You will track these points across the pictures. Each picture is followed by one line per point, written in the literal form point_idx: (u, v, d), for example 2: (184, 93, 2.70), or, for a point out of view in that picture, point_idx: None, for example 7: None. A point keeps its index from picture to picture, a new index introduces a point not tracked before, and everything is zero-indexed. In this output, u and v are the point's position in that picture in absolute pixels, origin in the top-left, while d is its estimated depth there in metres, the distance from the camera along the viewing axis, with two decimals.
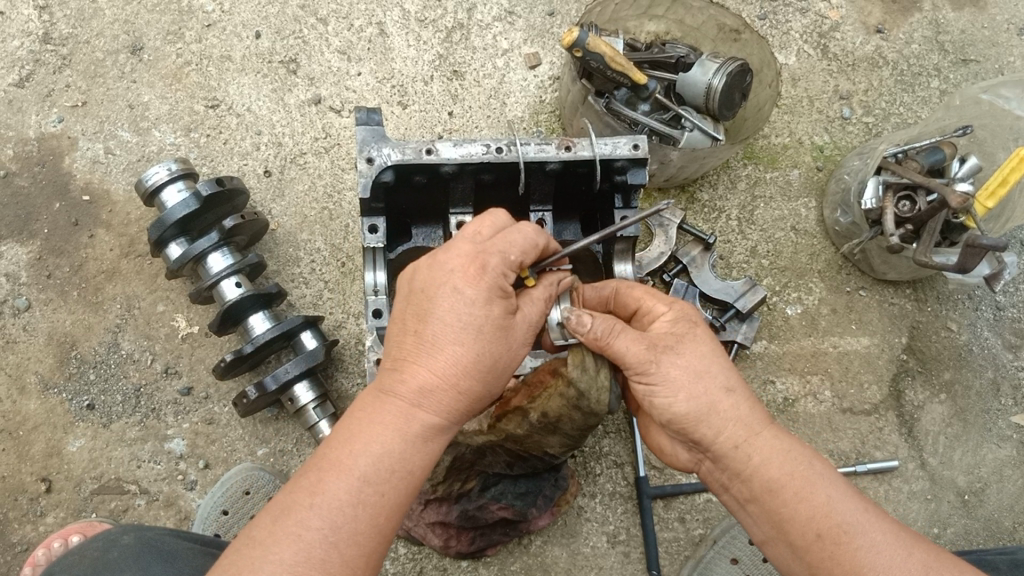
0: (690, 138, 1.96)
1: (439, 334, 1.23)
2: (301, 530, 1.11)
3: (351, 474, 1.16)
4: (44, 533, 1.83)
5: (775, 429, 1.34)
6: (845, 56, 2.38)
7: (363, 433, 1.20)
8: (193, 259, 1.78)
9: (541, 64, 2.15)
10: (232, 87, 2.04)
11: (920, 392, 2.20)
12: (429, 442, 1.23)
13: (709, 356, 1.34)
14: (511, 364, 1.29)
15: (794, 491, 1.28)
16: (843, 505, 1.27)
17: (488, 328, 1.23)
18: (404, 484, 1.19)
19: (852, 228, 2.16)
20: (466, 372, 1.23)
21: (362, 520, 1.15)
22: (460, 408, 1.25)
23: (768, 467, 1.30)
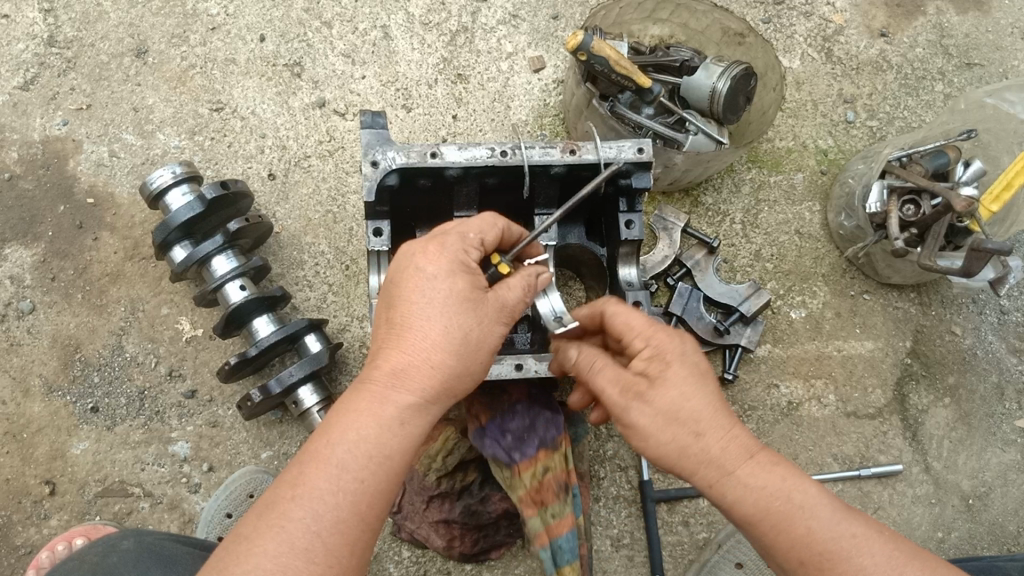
0: (694, 142, 1.96)
1: (407, 314, 1.20)
2: (281, 523, 1.07)
3: (329, 462, 1.11)
4: (48, 536, 1.83)
5: (755, 459, 1.26)
6: (849, 59, 2.38)
7: (340, 421, 1.15)
8: (197, 262, 1.78)
9: (545, 68, 2.15)
10: (237, 90, 2.04)
11: (924, 396, 2.20)
12: (411, 425, 1.17)
13: (688, 384, 1.28)
14: (490, 343, 1.23)
15: (792, 519, 1.21)
16: (856, 536, 1.19)
17: (456, 301, 1.20)
18: (385, 469, 1.13)
19: (856, 232, 2.16)
20: (439, 347, 1.18)
21: (343, 509, 1.10)
22: (440, 386, 1.19)
23: (766, 501, 1.23)
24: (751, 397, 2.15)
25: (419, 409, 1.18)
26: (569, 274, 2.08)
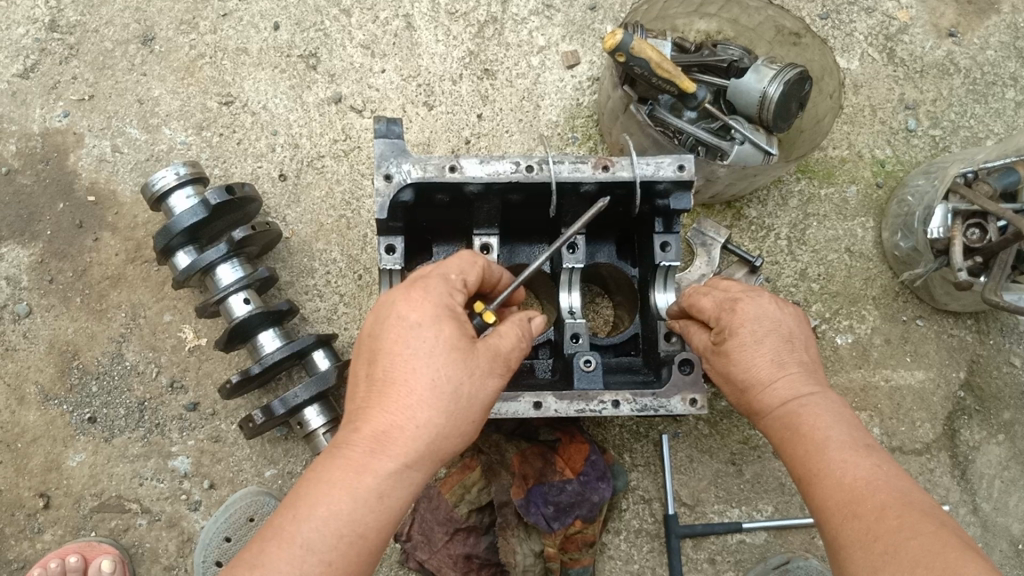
0: (740, 152, 1.79)
1: (390, 369, 1.15)
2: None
3: (297, 542, 1.07)
4: (41, 551, 1.80)
5: (807, 397, 1.30)
6: (913, 61, 2.18)
7: (314, 492, 1.11)
8: (201, 270, 1.68)
9: (580, 64, 1.99)
10: (248, 82, 1.93)
11: (976, 432, 2.04)
12: (389, 495, 1.12)
13: (750, 326, 1.34)
14: (481, 399, 1.18)
15: (801, 442, 1.26)
16: (852, 465, 1.20)
17: (444, 352, 1.15)
18: (354, 548, 1.09)
19: (912, 255, 1.99)
20: (424, 407, 1.13)
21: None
22: (424, 451, 1.14)
23: (791, 424, 1.29)
24: None
25: (400, 478, 1.13)
26: (597, 289, 1.94)
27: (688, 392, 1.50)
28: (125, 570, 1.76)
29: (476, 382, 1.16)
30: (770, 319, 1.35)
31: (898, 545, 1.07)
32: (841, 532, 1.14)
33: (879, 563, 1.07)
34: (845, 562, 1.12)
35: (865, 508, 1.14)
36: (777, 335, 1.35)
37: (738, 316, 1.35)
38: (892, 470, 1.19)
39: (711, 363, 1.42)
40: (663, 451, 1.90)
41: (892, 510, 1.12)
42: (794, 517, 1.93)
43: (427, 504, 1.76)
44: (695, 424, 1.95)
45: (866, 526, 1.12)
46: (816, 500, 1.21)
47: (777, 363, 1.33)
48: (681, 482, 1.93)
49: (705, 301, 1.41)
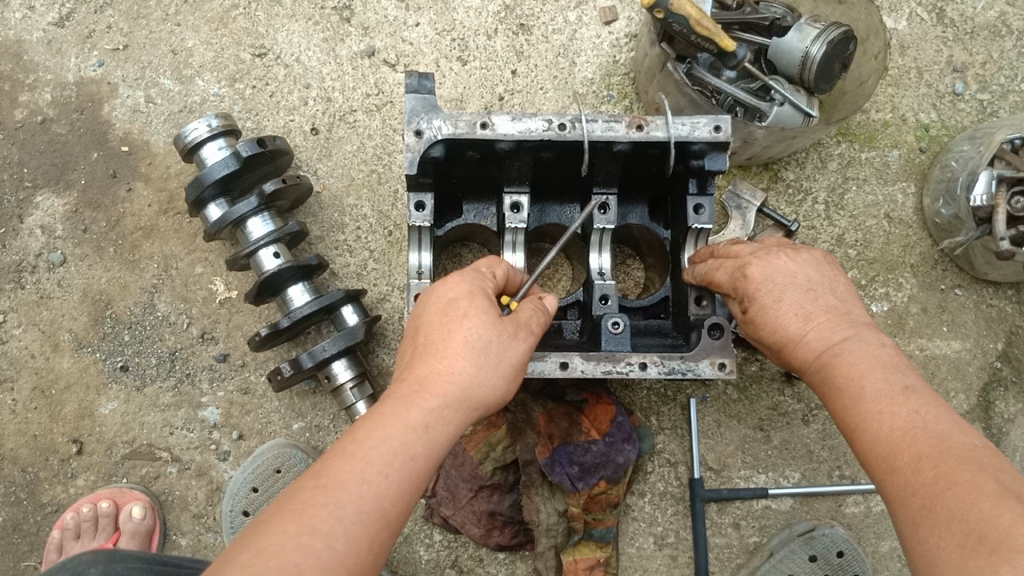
0: (779, 114, 1.76)
1: (431, 325, 1.17)
2: (264, 559, 0.93)
3: (334, 489, 1.00)
4: (74, 496, 1.83)
5: (839, 345, 1.26)
6: (963, 22, 2.10)
7: (351, 444, 1.06)
8: (232, 223, 1.68)
9: (617, 20, 1.98)
10: (281, 34, 1.95)
11: (1012, 405, 2.00)
12: (424, 448, 1.08)
13: (767, 286, 1.35)
14: (514, 359, 1.18)
15: (840, 396, 1.22)
16: (888, 414, 1.13)
17: (479, 311, 1.18)
18: (390, 499, 1.03)
19: (953, 222, 1.93)
20: (460, 363, 1.13)
21: (339, 544, 0.97)
22: (465, 394, 1.13)
23: (828, 380, 1.25)
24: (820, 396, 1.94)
25: (443, 416, 1.11)
26: (628, 251, 1.92)
27: (717, 356, 1.49)
28: (155, 518, 1.80)
29: (504, 343, 1.17)
30: (784, 276, 1.35)
31: (934, 498, 1.00)
32: (883, 487, 1.08)
33: (919, 519, 1.01)
34: (892, 517, 1.06)
35: (903, 459, 1.07)
36: (796, 289, 1.34)
37: (751, 280, 1.37)
38: (933, 411, 1.11)
39: (746, 331, 1.42)
40: (690, 414, 1.89)
41: (927, 458, 1.05)
42: (822, 484, 1.91)
43: (453, 460, 1.77)
44: (723, 389, 1.93)
45: (904, 479, 1.05)
46: (860, 454, 1.16)
47: (803, 318, 1.31)
48: (708, 446, 1.92)
49: (718, 273, 1.44)
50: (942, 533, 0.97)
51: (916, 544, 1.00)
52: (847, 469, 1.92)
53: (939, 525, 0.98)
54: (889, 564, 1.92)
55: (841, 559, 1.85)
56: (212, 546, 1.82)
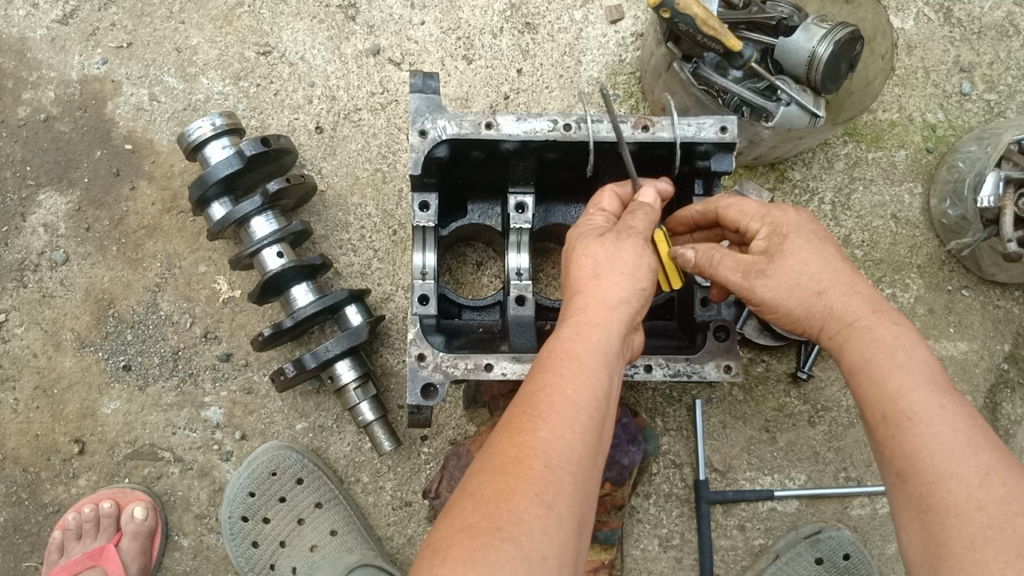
0: (786, 114, 1.74)
1: (563, 276, 1.26)
2: (476, 502, 0.97)
3: (516, 428, 1.04)
4: (76, 496, 1.82)
5: (887, 322, 1.24)
6: (971, 22, 2.09)
7: (517, 397, 1.10)
8: (236, 222, 1.68)
9: (623, 19, 1.98)
10: (286, 32, 1.95)
11: (1019, 406, 1.98)
12: (587, 361, 1.11)
13: (801, 235, 1.29)
14: (632, 256, 1.20)
15: (888, 377, 1.18)
16: (948, 415, 1.13)
17: (586, 236, 1.25)
18: (571, 413, 1.05)
19: (960, 223, 1.92)
20: (586, 286, 1.20)
21: (539, 463, 0.99)
22: (596, 302, 1.18)
23: (874, 354, 1.21)
24: (826, 397, 1.93)
25: (582, 327, 1.15)
26: None
27: (722, 359, 1.48)
28: (157, 518, 1.79)
29: (609, 249, 1.21)
30: (815, 230, 1.31)
31: (1005, 521, 1.02)
32: (935, 489, 1.08)
33: (980, 538, 1.02)
34: (935, 525, 1.07)
35: (965, 469, 1.08)
36: (842, 250, 1.31)
37: (785, 224, 1.30)
38: (982, 425, 1.14)
39: (762, 278, 1.28)
40: (695, 416, 1.88)
41: (994, 474, 1.07)
42: (828, 486, 1.90)
43: (456, 462, 1.76)
44: (729, 389, 1.92)
45: (968, 491, 1.06)
46: (900, 447, 1.14)
47: (848, 272, 1.29)
48: (713, 447, 1.91)
49: (747, 204, 1.34)
50: (1012, 558, 0.99)
51: (972, 563, 1.01)
52: (853, 471, 1.91)
53: (1008, 549, 1.00)
54: (896, 566, 1.91)
55: (847, 562, 1.85)
56: (214, 547, 1.81)
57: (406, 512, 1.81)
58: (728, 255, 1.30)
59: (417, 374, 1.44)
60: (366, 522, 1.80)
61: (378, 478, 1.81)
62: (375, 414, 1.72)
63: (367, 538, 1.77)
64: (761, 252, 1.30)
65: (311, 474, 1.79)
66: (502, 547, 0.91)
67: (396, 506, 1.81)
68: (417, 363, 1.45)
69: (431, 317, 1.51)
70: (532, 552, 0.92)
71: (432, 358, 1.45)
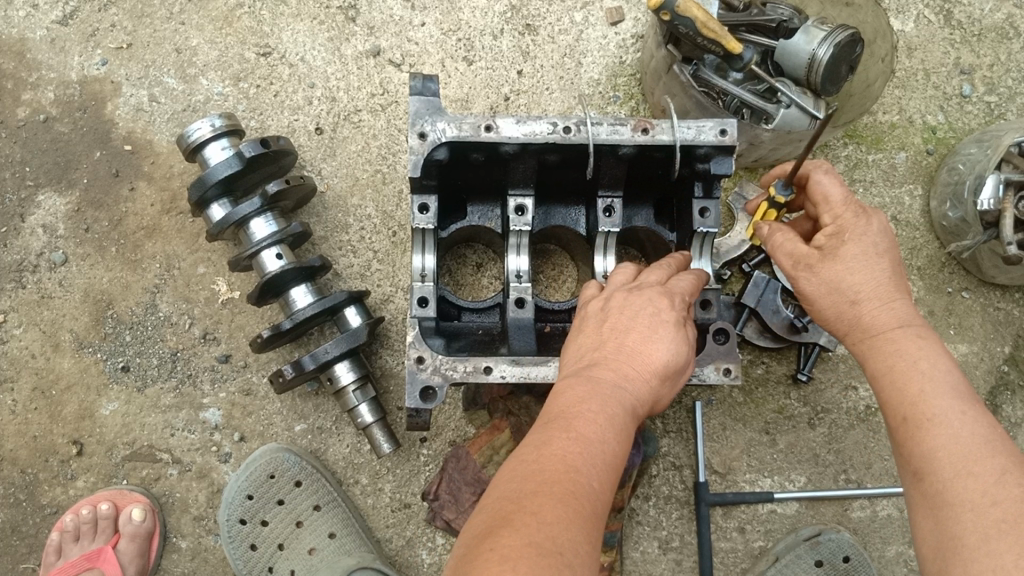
0: (786, 116, 1.75)
1: (600, 327, 1.27)
2: (539, 519, 0.94)
3: (569, 458, 1.02)
4: (73, 497, 1.82)
5: (915, 331, 1.23)
6: (971, 24, 2.09)
7: (559, 422, 1.08)
8: (235, 223, 1.67)
9: (624, 21, 1.98)
10: (286, 33, 1.95)
11: (1019, 409, 1.98)
12: (626, 423, 1.13)
13: (860, 246, 1.25)
14: (676, 337, 1.24)
15: (911, 380, 1.18)
16: (968, 419, 1.12)
17: (639, 299, 1.28)
18: (612, 468, 1.06)
19: (960, 226, 1.92)
20: (630, 351, 1.21)
21: (590, 506, 0.99)
22: (635, 370, 1.20)
23: (897, 360, 1.21)
24: (826, 399, 1.92)
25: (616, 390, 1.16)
26: (634, 253, 1.90)
27: (722, 362, 1.48)
28: (155, 520, 1.78)
29: (659, 325, 1.24)
30: (882, 240, 1.26)
31: (1018, 517, 1.00)
32: (949, 486, 1.07)
33: (991, 531, 1.01)
34: (948, 520, 1.06)
35: (982, 469, 1.07)
36: (893, 259, 1.27)
37: (854, 228, 1.26)
38: (1000, 432, 1.12)
39: (808, 272, 1.28)
40: (695, 418, 1.88)
41: (1010, 473, 1.05)
42: (827, 488, 1.90)
43: (456, 463, 1.77)
44: (729, 391, 1.92)
45: (982, 487, 1.04)
46: (918, 447, 1.13)
47: (891, 287, 1.25)
48: (713, 450, 1.91)
49: (833, 189, 1.29)
50: (1022, 552, 0.97)
51: (983, 555, 1.00)
52: (853, 473, 1.91)
53: (1020, 543, 0.98)
54: (896, 569, 1.91)
55: (847, 564, 1.84)
56: (212, 549, 1.80)
57: (405, 514, 1.81)
58: (783, 239, 1.32)
59: (416, 377, 1.44)
60: (365, 524, 1.79)
61: (377, 480, 1.81)
62: (374, 415, 1.72)
63: (365, 540, 1.77)
64: (819, 247, 1.29)
65: (309, 476, 1.78)
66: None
67: (394, 508, 1.81)
68: (416, 365, 1.44)
69: (430, 319, 1.51)
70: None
71: (431, 361, 1.44)
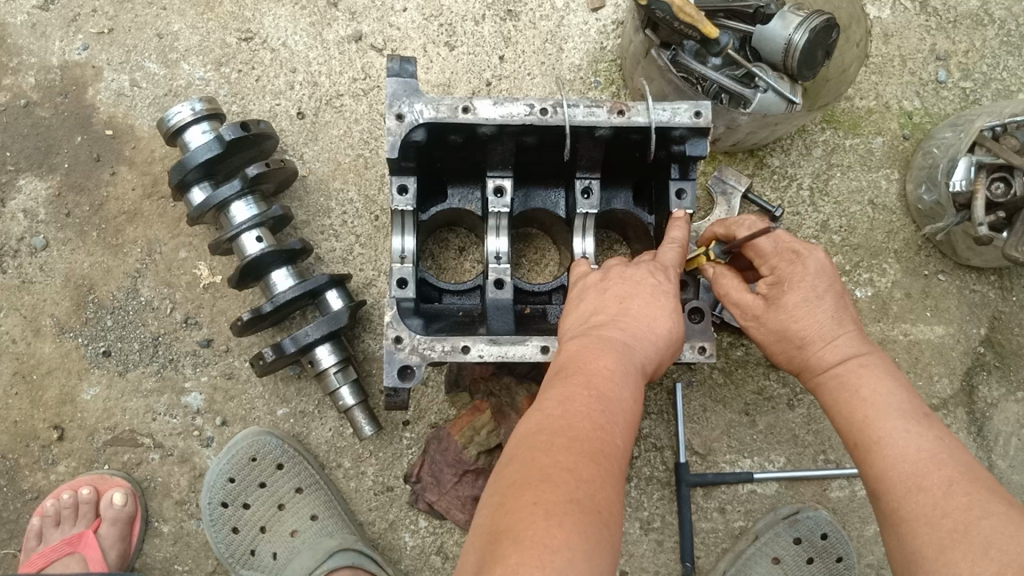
0: (763, 100, 1.76)
1: (599, 297, 1.33)
2: (577, 475, 0.96)
3: (594, 416, 1.06)
4: (54, 482, 1.82)
5: (863, 362, 1.30)
6: (947, 11, 2.12)
7: (580, 378, 1.12)
8: (215, 207, 1.68)
9: (604, 7, 2.00)
10: (268, 18, 1.96)
11: (995, 389, 2.00)
12: (637, 381, 1.18)
13: (802, 294, 1.33)
14: (675, 304, 1.32)
15: (858, 407, 1.25)
16: (914, 436, 1.18)
17: (637, 271, 1.35)
18: (630, 425, 1.11)
19: (936, 208, 1.94)
20: (637, 316, 1.27)
21: (616, 465, 1.03)
22: (643, 334, 1.26)
23: (843, 393, 1.29)
24: None
25: (627, 350, 1.21)
26: (615, 237, 1.92)
27: (697, 341, 1.50)
28: (137, 504, 1.78)
29: (659, 293, 1.31)
30: (824, 281, 1.34)
31: (969, 524, 1.04)
32: (904, 503, 1.12)
33: (947, 543, 1.04)
34: (906, 535, 1.10)
35: (931, 482, 1.11)
36: (837, 291, 1.34)
37: (794, 276, 1.34)
38: (953, 445, 1.17)
39: (756, 322, 1.38)
40: (675, 399, 1.90)
41: (960, 483, 1.09)
42: (806, 468, 1.92)
43: (438, 445, 1.79)
44: (709, 372, 1.94)
45: (934, 500, 1.09)
46: (872, 469, 1.19)
47: (834, 323, 1.33)
48: (693, 431, 1.92)
49: (765, 241, 1.37)
50: (976, 560, 1.00)
51: (942, 566, 1.03)
52: (832, 454, 1.93)
53: (972, 551, 1.01)
54: (875, 548, 1.93)
55: (825, 542, 1.87)
56: (194, 533, 1.81)
57: (388, 497, 1.81)
58: (729, 289, 1.40)
59: (394, 357, 1.45)
60: (347, 507, 1.80)
61: (359, 463, 1.82)
62: (356, 398, 1.72)
63: (348, 522, 1.77)
64: (763, 295, 1.37)
65: (292, 459, 1.79)
66: (603, 535, 0.93)
67: (377, 491, 1.81)
68: (394, 345, 1.45)
69: (409, 300, 1.53)
70: (617, 549, 0.95)
71: (409, 340, 1.45)
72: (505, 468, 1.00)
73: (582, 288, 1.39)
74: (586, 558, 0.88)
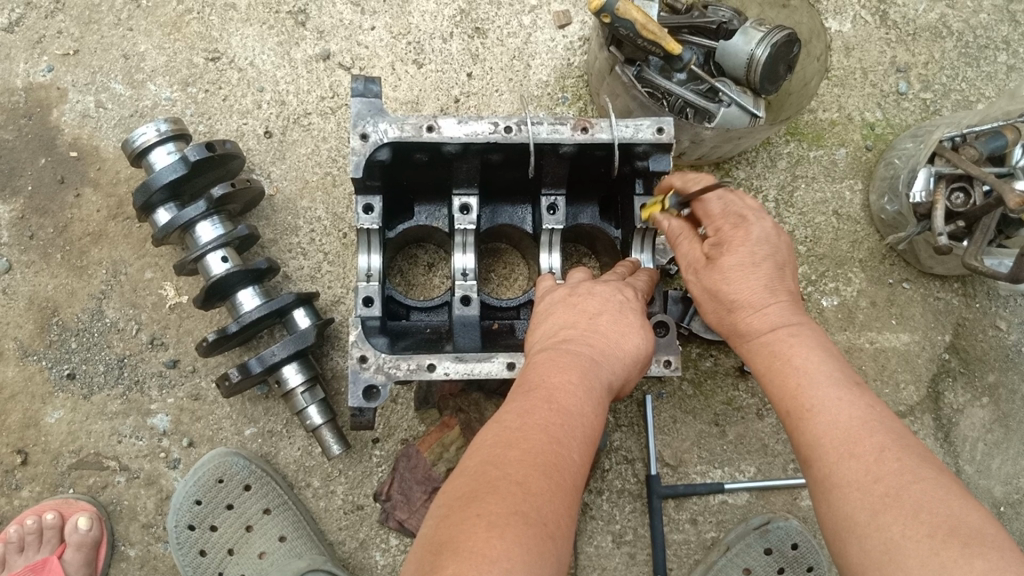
0: (726, 115, 1.78)
1: (566, 311, 1.33)
2: (525, 488, 0.96)
3: (550, 430, 1.06)
4: (19, 507, 1.81)
5: (794, 327, 1.30)
6: (907, 24, 2.15)
7: (541, 392, 1.13)
8: (180, 227, 1.67)
9: (571, 24, 2.02)
10: (235, 38, 1.96)
11: (961, 395, 2.01)
12: (600, 398, 1.18)
13: (739, 261, 1.31)
14: (641, 326, 1.33)
15: (791, 374, 1.24)
16: (845, 403, 1.17)
17: (607, 292, 1.36)
18: (588, 440, 1.11)
19: (898, 218, 1.98)
20: (604, 334, 1.28)
21: (568, 479, 1.03)
22: (608, 351, 1.26)
23: (775, 360, 1.27)
24: None
25: (594, 369, 1.21)
26: (583, 250, 1.93)
27: (662, 355, 1.51)
28: (103, 528, 1.76)
29: (626, 315, 1.33)
30: (766, 246, 1.32)
31: (900, 488, 1.04)
32: (835, 470, 1.11)
33: (879, 507, 1.04)
34: (838, 501, 1.09)
35: (862, 448, 1.11)
36: (774, 259, 1.34)
37: (736, 237, 1.33)
38: (882, 412, 1.17)
39: (694, 274, 1.38)
40: (645, 411, 1.91)
41: (891, 450, 1.09)
42: (776, 478, 1.93)
43: (406, 463, 1.79)
44: (679, 384, 1.94)
45: (865, 466, 1.09)
46: (806, 436, 1.18)
47: (767, 292, 1.31)
48: (664, 442, 1.93)
49: (715, 204, 1.37)
50: (908, 523, 1.00)
51: (874, 530, 1.02)
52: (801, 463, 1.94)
53: (903, 515, 1.01)
54: None
55: (795, 552, 1.87)
56: (161, 556, 1.80)
57: (358, 516, 1.80)
58: (680, 242, 1.41)
59: (359, 376, 1.44)
60: (317, 527, 1.79)
61: (328, 482, 1.81)
62: (323, 417, 1.72)
63: (317, 543, 1.76)
64: (706, 254, 1.36)
65: (258, 480, 1.78)
66: (548, 547, 0.92)
67: (347, 510, 1.80)
68: (358, 364, 1.45)
69: (374, 319, 1.53)
70: (562, 561, 0.95)
71: (374, 359, 1.45)
72: (456, 479, 1.00)
73: (549, 301, 1.40)
74: (528, 567, 0.88)
